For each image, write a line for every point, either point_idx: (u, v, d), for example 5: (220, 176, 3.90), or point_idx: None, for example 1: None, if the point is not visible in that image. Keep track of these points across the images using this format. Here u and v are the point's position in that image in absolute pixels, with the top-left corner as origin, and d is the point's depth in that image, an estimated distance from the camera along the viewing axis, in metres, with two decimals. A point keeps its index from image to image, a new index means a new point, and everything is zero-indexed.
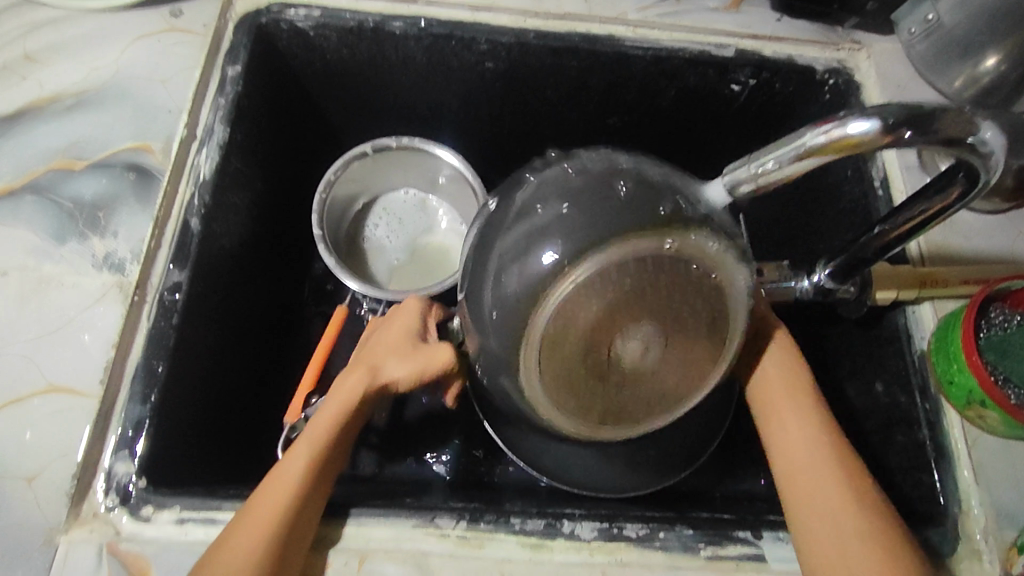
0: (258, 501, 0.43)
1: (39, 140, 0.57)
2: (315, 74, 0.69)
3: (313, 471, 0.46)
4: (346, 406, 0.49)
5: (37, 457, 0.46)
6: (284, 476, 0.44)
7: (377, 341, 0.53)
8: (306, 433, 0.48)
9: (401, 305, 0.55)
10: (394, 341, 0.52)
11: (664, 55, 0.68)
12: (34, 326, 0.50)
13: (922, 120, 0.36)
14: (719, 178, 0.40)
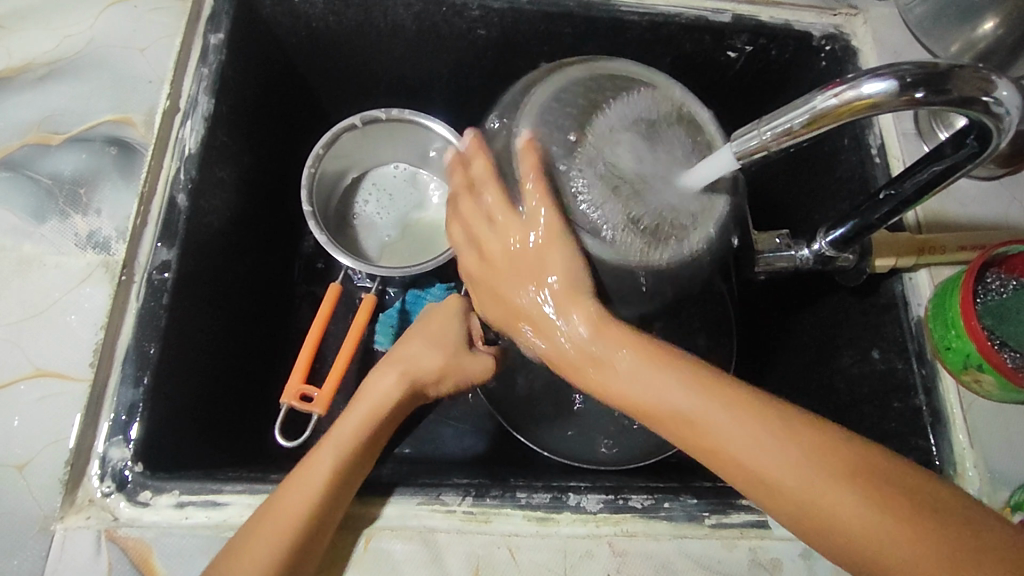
0: (286, 494, 0.43)
1: (13, 113, 0.54)
2: (301, 43, 0.67)
3: (340, 472, 0.45)
4: (381, 405, 0.49)
5: (28, 443, 0.45)
6: (314, 472, 0.44)
7: (413, 332, 0.53)
8: (340, 428, 0.48)
9: (443, 303, 0.54)
10: (432, 332, 0.52)
11: (660, 21, 0.66)
12: (18, 308, 0.48)
13: (935, 78, 0.35)
14: (728, 144, 0.40)
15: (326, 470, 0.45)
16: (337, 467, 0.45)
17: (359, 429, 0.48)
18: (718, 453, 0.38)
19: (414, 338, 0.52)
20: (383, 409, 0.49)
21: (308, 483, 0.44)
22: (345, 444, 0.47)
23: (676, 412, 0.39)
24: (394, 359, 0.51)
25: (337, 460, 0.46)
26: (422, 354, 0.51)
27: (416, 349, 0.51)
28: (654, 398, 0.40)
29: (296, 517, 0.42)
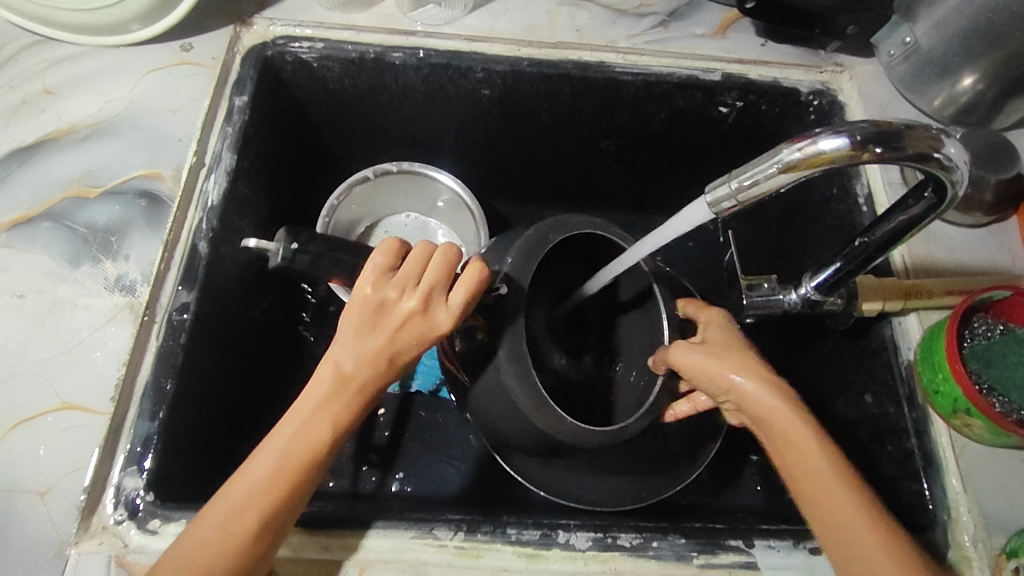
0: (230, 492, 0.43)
1: (57, 169, 0.59)
2: (320, 103, 0.72)
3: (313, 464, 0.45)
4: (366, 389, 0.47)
5: (49, 472, 0.48)
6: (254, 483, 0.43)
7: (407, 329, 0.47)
8: (303, 417, 0.45)
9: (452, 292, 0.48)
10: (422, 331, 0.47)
11: (653, 80, 0.70)
12: (50, 346, 0.52)
13: (889, 137, 0.38)
14: (703, 196, 0.45)
15: (270, 477, 0.43)
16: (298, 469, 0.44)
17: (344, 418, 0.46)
18: (795, 442, 0.47)
19: (406, 341, 0.47)
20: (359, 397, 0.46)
21: (255, 495, 0.43)
22: (332, 426, 0.45)
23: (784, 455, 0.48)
24: (392, 339, 0.47)
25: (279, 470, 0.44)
26: (409, 351, 0.47)
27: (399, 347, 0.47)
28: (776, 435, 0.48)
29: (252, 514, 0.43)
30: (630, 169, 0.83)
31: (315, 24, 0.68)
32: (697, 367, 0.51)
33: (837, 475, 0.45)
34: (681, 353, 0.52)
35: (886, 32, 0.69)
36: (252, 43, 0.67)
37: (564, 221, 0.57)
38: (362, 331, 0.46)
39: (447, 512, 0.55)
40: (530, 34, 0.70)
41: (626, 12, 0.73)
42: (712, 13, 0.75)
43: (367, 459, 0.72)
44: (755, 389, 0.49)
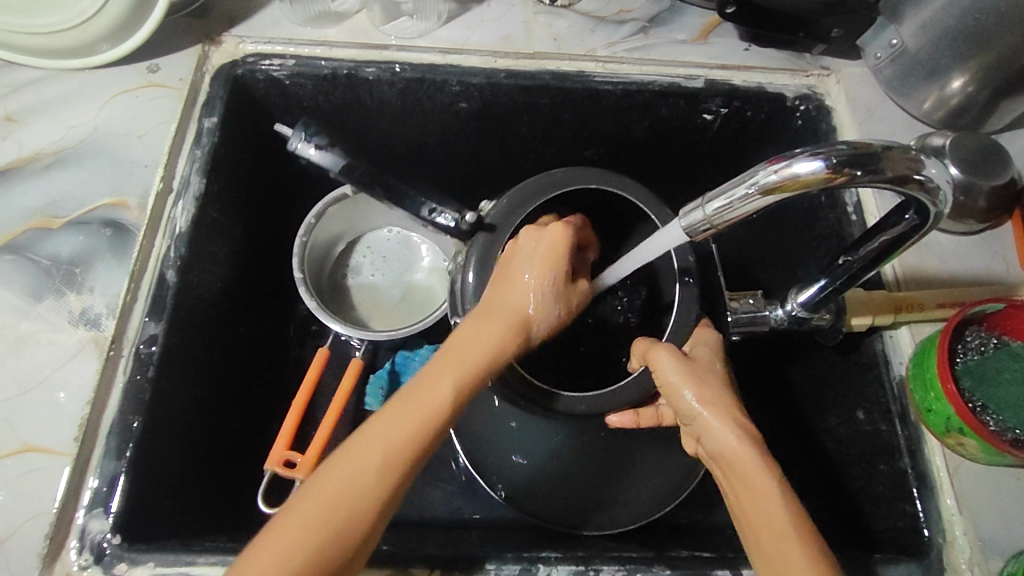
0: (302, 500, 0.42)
1: (19, 199, 0.58)
2: (294, 121, 0.71)
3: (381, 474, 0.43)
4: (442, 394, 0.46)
5: (10, 518, 0.46)
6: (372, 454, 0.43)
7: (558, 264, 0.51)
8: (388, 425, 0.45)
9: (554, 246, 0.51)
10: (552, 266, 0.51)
11: (634, 89, 0.68)
12: (12, 384, 0.50)
13: (866, 159, 0.37)
14: (677, 219, 0.43)
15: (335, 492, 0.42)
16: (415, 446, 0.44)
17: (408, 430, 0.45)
18: (750, 481, 0.45)
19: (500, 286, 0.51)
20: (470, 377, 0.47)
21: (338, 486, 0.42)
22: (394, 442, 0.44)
23: (738, 472, 0.46)
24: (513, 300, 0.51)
25: (391, 438, 0.44)
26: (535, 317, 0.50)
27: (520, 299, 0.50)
28: (737, 455, 0.46)
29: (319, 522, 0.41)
30: (616, 177, 0.81)
31: (284, 40, 0.66)
32: (665, 381, 0.51)
33: (789, 518, 0.42)
34: (655, 357, 0.51)
35: (873, 34, 0.67)
36: (221, 62, 0.65)
37: (590, 173, 0.59)
38: (483, 303, 0.51)
39: (427, 545, 0.53)
40: (506, 45, 0.68)
41: (605, 18, 0.71)
42: (694, 17, 0.72)
43: None
44: (718, 426, 0.48)
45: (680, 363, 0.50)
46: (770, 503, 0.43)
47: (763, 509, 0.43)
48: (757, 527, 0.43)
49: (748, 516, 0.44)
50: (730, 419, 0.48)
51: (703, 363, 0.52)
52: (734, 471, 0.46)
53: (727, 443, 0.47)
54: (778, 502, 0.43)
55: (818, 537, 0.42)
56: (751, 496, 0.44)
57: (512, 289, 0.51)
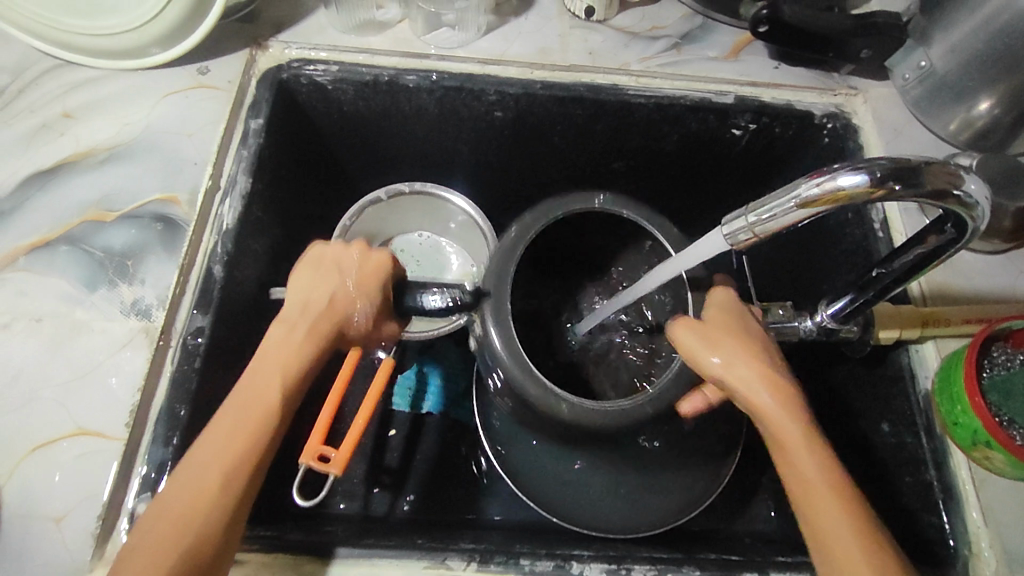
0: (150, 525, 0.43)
1: (74, 193, 0.60)
2: (333, 125, 0.73)
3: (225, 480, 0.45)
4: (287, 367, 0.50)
5: (64, 499, 0.48)
6: (192, 479, 0.44)
7: (377, 275, 0.53)
8: (220, 425, 0.47)
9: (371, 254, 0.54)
10: (365, 279, 0.53)
11: (666, 103, 0.70)
12: (67, 370, 0.52)
13: (907, 174, 0.38)
14: (719, 229, 0.45)
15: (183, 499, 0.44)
16: (242, 460, 0.46)
17: (249, 432, 0.47)
18: (789, 447, 0.47)
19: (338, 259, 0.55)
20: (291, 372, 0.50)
21: (184, 495, 0.44)
22: (251, 421, 0.47)
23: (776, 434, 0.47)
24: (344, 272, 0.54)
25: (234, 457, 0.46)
26: (348, 320, 0.53)
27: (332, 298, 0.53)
28: (776, 420, 0.48)
29: (176, 525, 0.43)
30: (643, 189, 0.83)
31: (329, 47, 0.68)
32: (695, 355, 0.49)
33: (827, 479, 0.46)
34: (683, 334, 0.50)
35: (901, 56, 0.69)
36: (267, 66, 0.67)
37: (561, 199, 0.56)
38: (311, 273, 0.55)
39: (460, 540, 0.55)
40: (542, 57, 0.70)
41: (639, 34, 0.73)
42: (725, 35, 0.74)
43: (379, 479, 0.73)
44: (754, 394, 0.48)
45: (710, 335, 0.49)
46: (809, 462, 0.46)
47: (802, 470, 0.46)
48: (799, 487, 0.46)
49: (789, 475, 0.47)
50: (763, 382, 0.48)
51: (727, 323, 0.50)
52: (773, 433, 0.48)
53: (763, 406, 0.48)
54: (812, 464, 0.46)
55: (858, 509, 0.45)
56: (789, 460, 0.47)
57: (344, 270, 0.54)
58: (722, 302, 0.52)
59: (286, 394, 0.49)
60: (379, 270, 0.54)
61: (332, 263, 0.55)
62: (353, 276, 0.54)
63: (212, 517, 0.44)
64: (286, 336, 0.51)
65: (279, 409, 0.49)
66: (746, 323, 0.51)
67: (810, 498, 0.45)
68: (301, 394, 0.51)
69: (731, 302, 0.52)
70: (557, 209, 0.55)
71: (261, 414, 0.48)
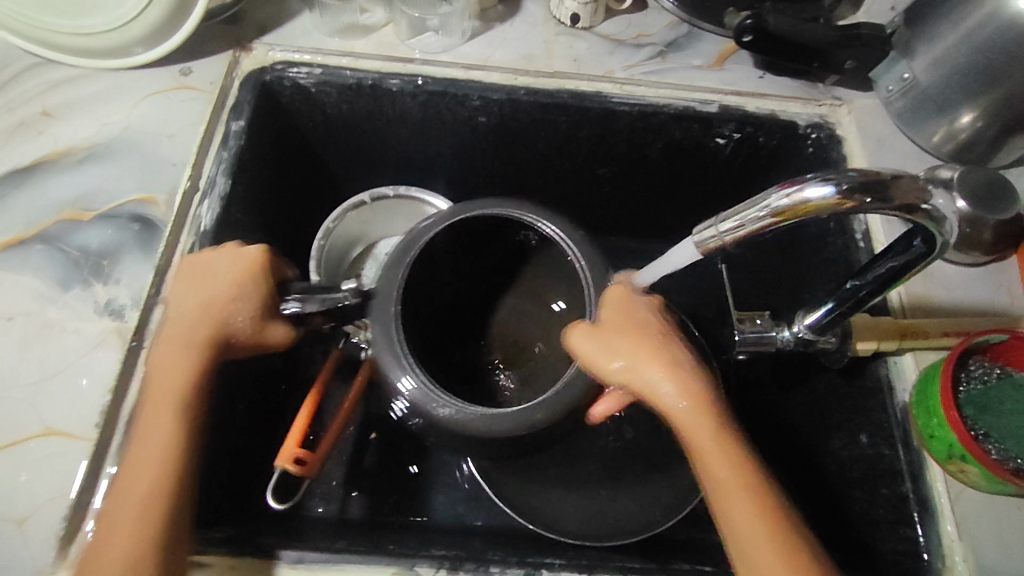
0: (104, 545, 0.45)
1: (51, 192, 0.60)
2: (317, 128, 0.73)
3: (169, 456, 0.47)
4: (185, 380, 0.50)
5: (29, 499, 0.48)
6: (139, 477, 0.47)
7: (247, 281, 0.53)
8: (156, 429, 0.48)
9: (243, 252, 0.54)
10: (237, 278, 0.53)
11: (649, 111, 0.70)
12: (37, 370, 0.52)
13: (877, 187, 0.38)
14: (690, 238, 0.45)
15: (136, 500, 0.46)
16: (156, 487, 0.46)
17: (170, 421, 0.49)
18: (695, 439, 0.47)
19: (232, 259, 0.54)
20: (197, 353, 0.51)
21: (127, 502, 0.46)
22: (166, 433, 0.48)
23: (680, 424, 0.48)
24: (207, 282, 0.53)
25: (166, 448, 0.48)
26: (230, 322, 0.52)
27: (206, 307, 0.52)
28: (681, 414, 0.48)
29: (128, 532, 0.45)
30: (628, 197, 0.83)
31: (313, 49, 0.68)
32: (586, 358, 0.50)
33: (727, 464, 0.46)
34: (574, 339, 0.51)
35: (884, 68, 0.69)
36: (250, 68, 0.67)
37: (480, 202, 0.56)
38: (193, 275, 0.54)
39: (430, 546, 0.54)
40: (527, 63, 0.71)
41: (624, 42, 0.73)
42: (711, 44, 0.74)
43: (356, 484, 0.72)
44: (651, 385, 0.49)
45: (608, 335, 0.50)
46: (713, 448, 0.47)
47: (709, 460, 0.47)
48: (709, 477, 0.47)
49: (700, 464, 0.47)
50: (663, 377, 0.49)
51: (628, 320, 0.51)
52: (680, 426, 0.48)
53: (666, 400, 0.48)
54: (717, 453, 0.47)
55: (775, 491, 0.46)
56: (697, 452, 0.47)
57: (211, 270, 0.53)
58: (611, 301, 0.52)
59: (179, 407, 0.49)
60: (245, 267, 0.53)
61: (211, 264, 0.54)
62: (222, 275, 0.53)
63: (151, 527, 0.45)
64: (175, 349, 0.51)
65: (183, 412, 0.49)
66: (644, 311, 0.51)
67: (721, 488, 0.46)
68: (201, 410, 0.51)
69: (622, 297, 0.52)
70: (479, 208, 0.55)
71: (169, 424, 0.49)
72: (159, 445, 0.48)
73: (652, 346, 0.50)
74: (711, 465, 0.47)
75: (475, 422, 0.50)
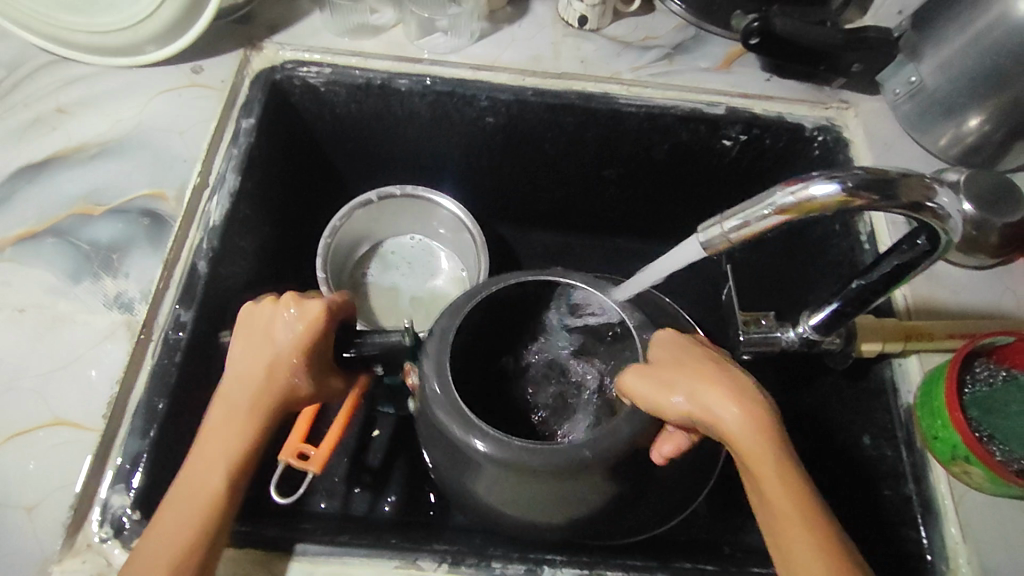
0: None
1: (64, 186, 0.61)
2: (326, 127, 0.73)
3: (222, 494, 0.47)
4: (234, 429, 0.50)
5: (38, 488, 0.48)
6: (174, 526, 0.45)
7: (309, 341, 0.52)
8: (198, 472, 0.48)
9: (307, 304, 0.52)
10: (306, 333, 0.51)
11: (656, 112, 0.71)
12: (48, 361, 0.53)
13: (882, 185, 0.38)
14: (696, 236, 0.45)
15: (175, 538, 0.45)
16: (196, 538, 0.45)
17: (216, 471, 0.48)
18: (763, 480, 0.45)
19: (269, 314, 0.53)
20: (257, 408, 0.51)
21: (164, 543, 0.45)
22: (223, 472, 0.48)
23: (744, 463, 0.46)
24: (264, 335, 0.52)
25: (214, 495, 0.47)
26: (289, 374, 0.52)
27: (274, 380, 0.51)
28: (757, 456, 0.45)
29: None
30: (633, 198, 0.83)
31: (323, 49, 0.69)
32: (643, 398, 0.49)
33: (794, 508, 0.44)
34: (629, 380, 0.50)
35: (892, 71, 0.69)
36: (261, 67, 0.68)
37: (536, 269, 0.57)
38: (251, 320, 0.53)
39: (432, 541, 0.55)
40: (534, 64, 0.71)
41: (631, 44, 0.74)
42: (718, 46, 0.75)
43: (360, 480, 0.73)
44: (730, 425, 0.46)
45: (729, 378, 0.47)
46: (778, 490, 0.45)
47: (774, 502, 0.45)
48: (771, 513, 0.45)
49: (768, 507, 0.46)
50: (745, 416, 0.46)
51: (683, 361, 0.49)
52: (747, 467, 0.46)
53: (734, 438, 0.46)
54: (780, 494, 0.45)
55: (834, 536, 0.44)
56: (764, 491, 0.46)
57: (270, 329, 0.52)
58: (671, 344, 0.51)
59: (234, 472, 0.48)
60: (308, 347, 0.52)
61: (265, 315, 0.53)
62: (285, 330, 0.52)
63: None
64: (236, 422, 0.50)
65: (231, 472, 0.48)
66: (695, 350, 0.50)
67: (785, 532, 0.44)
68: (252, 473, 0.50)
69: (670, 343, 0.51)
70: (515, 277, 0.57)
71: (215, 485, 0.47)
72: (212, 482, 0.47)
73: (753, 390, 0.47)
74: (781, 506, 0.45)
75: (535, 460, 0.49)
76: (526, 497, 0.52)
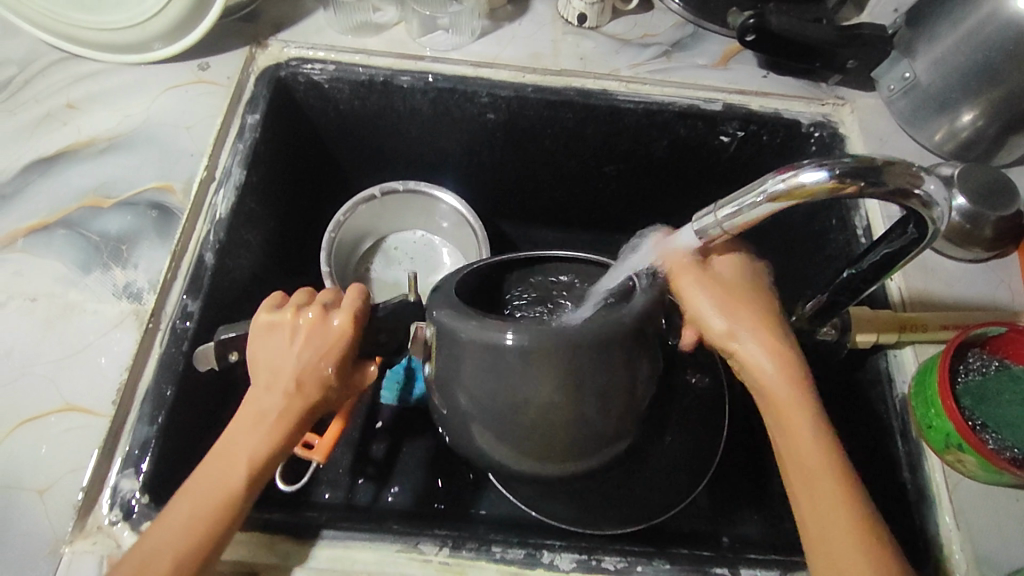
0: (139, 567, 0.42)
1: (74, 180, 0.62)
2: (330, 123, 0.75)
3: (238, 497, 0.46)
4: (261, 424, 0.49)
5: (49, 472, 0.49)
6: (183, 518, 0.44)
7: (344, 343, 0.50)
8: (219, 468, 0.47)
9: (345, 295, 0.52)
10: (339, 329, 0.51)
11: (655, 108, 0.72)
12: (58, 349, 0.54)
13: (870, 172, 0.39)
14: (691, 224, 0.46)
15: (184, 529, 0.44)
16: (206, 535, 0.44)
17: (236, 469, 0.47)
18: (789, 420, 0.46)
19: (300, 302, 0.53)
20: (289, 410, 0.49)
21: (174, 535, 0.44)
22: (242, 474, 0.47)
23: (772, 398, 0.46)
24: (298, 323, 0.51)
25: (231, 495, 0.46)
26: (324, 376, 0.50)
27: (302, 377, 0.50)
28: (784, 397, 0.46)
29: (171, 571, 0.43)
30: (633, 195, 0.84)
31: (327, 47, 0.70)
32: (695, 306, 0.48)
33: (819, 450, 0.45)
34: (689, 282, 0.48)
35: (886, 68, 0.70)
36: (266, 64, 0.69)
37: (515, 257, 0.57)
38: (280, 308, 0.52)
39: (433, 527, 0.56)
40: (535, 62, 0.72)
41: (630, 41, 0.75)
42: (715, 44, 0.76)
43: (364, 471, 0.74)
44: (763, 360, 0.47)
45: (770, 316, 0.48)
46: (803, 431, 0.45)
47: (797, 442, 0.45)
48: (790, 451, 0.46)
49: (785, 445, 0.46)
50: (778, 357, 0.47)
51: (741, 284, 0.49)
52: (774, 404, 0.46)
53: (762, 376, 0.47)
54: (808, 435, 0.45)
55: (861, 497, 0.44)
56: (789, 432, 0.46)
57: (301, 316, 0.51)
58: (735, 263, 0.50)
59: (253, 476, 0.47)
60: (341, 340, 0.50)
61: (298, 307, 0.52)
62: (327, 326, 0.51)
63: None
64: (262, 412, 0.49)
65: (251, 476, 0.47)
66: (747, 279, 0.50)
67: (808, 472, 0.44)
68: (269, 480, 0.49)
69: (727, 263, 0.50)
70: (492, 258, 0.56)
71: (234, 486, 0.46)
72: (235, 480, 0.46)
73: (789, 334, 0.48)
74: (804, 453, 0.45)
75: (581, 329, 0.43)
76: (539, 438, 0.47)
